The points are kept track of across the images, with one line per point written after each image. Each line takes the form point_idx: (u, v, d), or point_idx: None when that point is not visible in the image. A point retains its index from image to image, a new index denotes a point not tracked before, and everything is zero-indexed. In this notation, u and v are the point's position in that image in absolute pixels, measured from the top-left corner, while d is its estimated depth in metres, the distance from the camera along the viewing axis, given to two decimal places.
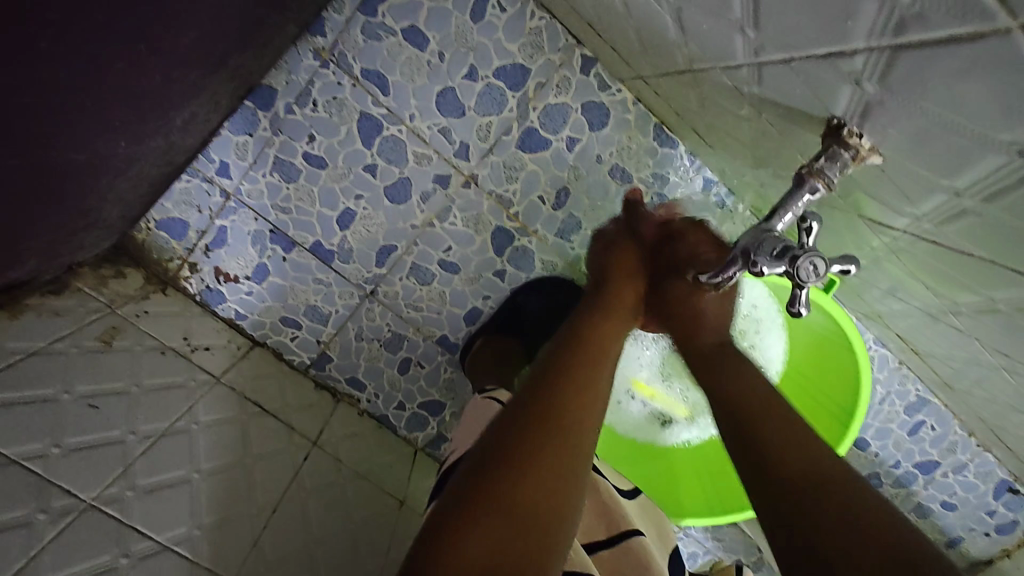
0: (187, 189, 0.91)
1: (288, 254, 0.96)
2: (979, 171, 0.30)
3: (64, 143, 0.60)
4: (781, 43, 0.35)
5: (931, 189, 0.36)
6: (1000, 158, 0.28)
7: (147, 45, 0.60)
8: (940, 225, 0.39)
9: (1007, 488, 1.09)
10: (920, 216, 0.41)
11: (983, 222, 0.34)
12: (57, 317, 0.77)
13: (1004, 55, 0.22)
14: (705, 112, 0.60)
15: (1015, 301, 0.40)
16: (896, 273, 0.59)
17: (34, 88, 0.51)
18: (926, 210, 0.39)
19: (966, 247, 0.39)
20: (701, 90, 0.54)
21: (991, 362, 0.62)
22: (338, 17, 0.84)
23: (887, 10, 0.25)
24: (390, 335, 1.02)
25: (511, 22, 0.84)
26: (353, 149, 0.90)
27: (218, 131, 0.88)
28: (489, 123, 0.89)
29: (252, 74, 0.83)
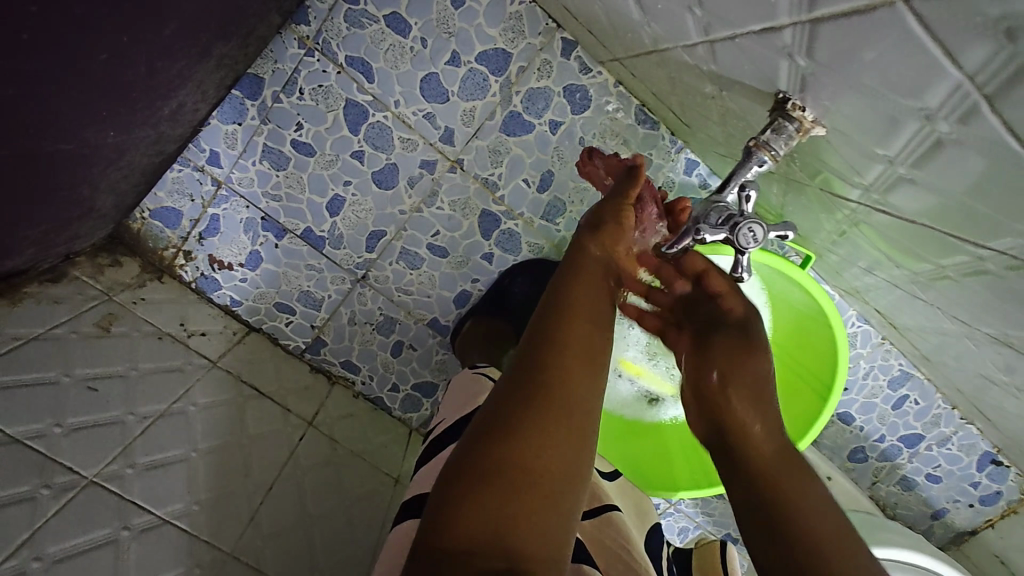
0: (179, 178, 0.93)
1: (279, 241, 0.98)
2: (903, 138, 0.33)
3: (52, 133, 0.62)
4: (724, 22, 0.37)
5: (871, 159, 0.38)
6: (916, 123, 0.31)
7: (130, 37, 0.62)
8: (885, 195, 0.41)
9: (991, 460, 1.11)
10: (868, 187, 0.42)
11: (918, 187, 0.36)
12: (56, 304, 0.80)
13: (895, 25, 0.26)
14: (677, 92, 0.62)
15: (960, 267, 0.42)
16: (862, 245, 0.61)
17: (19, 79, 0.53)
18: (871, 180, 0.41)
19: (911, 216, 0.40)
20: (669, 70, 0.56)
21: (957, 332, 0.64)
22: (321, 6, 0.85)
23: None
24: (382, 318, 1.04)
25: (491, 7, 0.85)
26: (340, 136, 0.92)
27: (207, 121, 0.90)
28: (474, 108, 0.90)
29: (238, 63, 0.85)
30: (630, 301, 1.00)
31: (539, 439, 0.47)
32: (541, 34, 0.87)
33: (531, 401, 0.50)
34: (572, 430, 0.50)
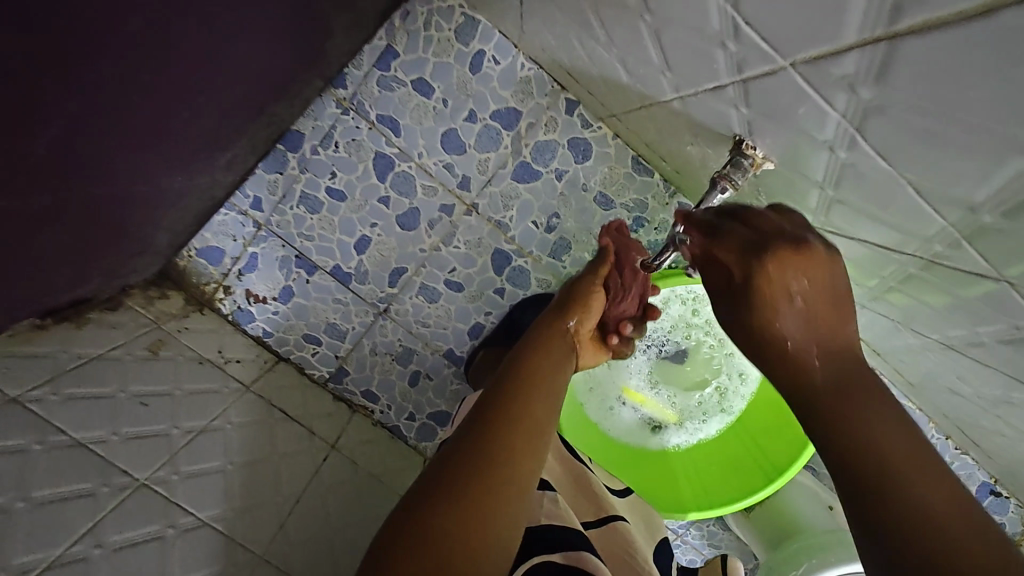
0: (224, 221, 1.05)
1: (310, 277, 1.08)
2: (834, 124, 0.45)
3: (133, 176, 0.74)
4: None
5: (819, 151, 0.50)
6: (847, 97, 0.41)
7: (203, 98, 0.75)
8: (837, 187, 0.52)
9: (990, 491, 1.14)
10: (824, 185, 0.54)
11: (856, 167, 0.47)
12: (113, 329, 0.89)
13: None
14: (665, 137, 0.74)
15: None
16: None
17: (118, 132, 0.65)
18: (822, 176, 0.53)
19: (857, 203, 0.51)
20: None
21: (924, 349, 0.71)
22: (357, 72, 0.98)
23: None
24: (401, 349, 1.12)
25: (504, 73, 0.98)
26: (369, 183, 1.03)
27: (253, 171, 1.02)
28: (488, 159, 1.02)
29: (283, 121, 0.97)
30: None
31: (495, 489, 0.53)
32: (547, 94, 1.00)
33: (486, 446, 0.56)
34: (520, 481, 0.55)
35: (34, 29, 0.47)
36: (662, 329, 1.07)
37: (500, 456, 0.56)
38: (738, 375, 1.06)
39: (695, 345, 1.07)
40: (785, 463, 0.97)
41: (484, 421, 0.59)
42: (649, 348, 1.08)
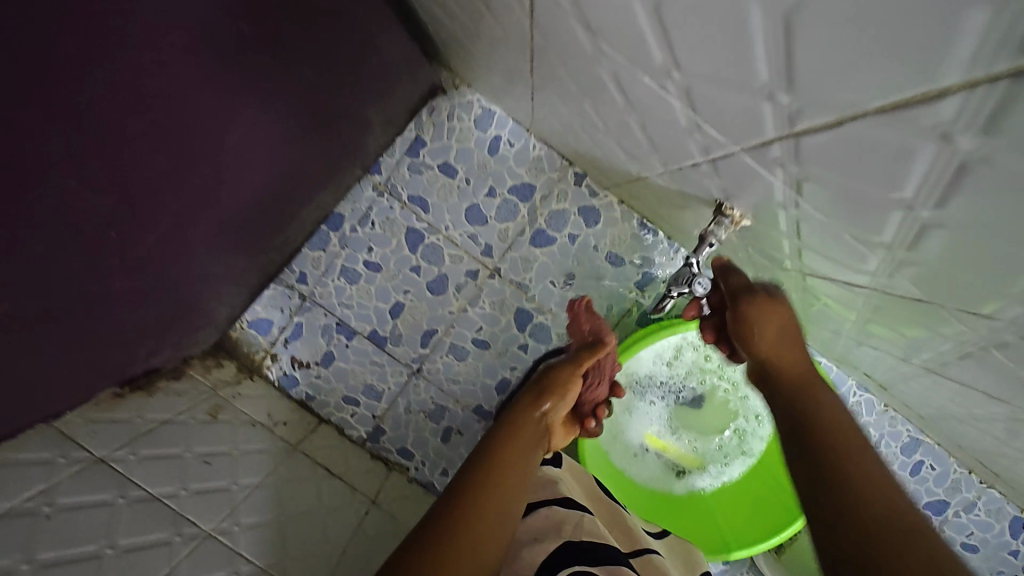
0: (273, 294, 1.17)
1: (350, 341, 1.18)
2: (785, 190, 0.54)
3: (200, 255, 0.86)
4: None
5: (776, 209, 0.59)
6: (781, 179, 0.52)
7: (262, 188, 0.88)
8: (800, 236, 0.60)
9: (1021, 524, 1.15)
10: (792, 236, 0.62)
11: (810, 220, 0.55)
12: (178, 396, 0.99)
13: None
14: (661, 204, 0.86)
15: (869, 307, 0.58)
16: (822, 310, 0.78)
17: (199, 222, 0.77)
18: (788, 228, 0.61)
19: (820, 249, 0.60)
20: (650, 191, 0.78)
21: (918, 377, 0.77)
22: (390, 160, 1.13)
23: None
24: (434, 406, 1.20)
25: (518, 153, 1.12)
26: (402, 254, 1.15)
27: (299, 249, 1.15)
28: (508, 227, 1.14)
29: (327, 205, 1.11)
30: (647, 378, 1.13)
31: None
32: (557, 172, 1.12)
33: (459, 532, 0.58)
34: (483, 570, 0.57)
35: (140, 142, 0.60)
36: (678, 374, 1.13)
37: (477, 526, 0.59)
38: (754, 418, 1.11)
39: (711, 389, 1.13)
40: None
41: (460, 502, 0.61)
42: (667, 393, 1.14)
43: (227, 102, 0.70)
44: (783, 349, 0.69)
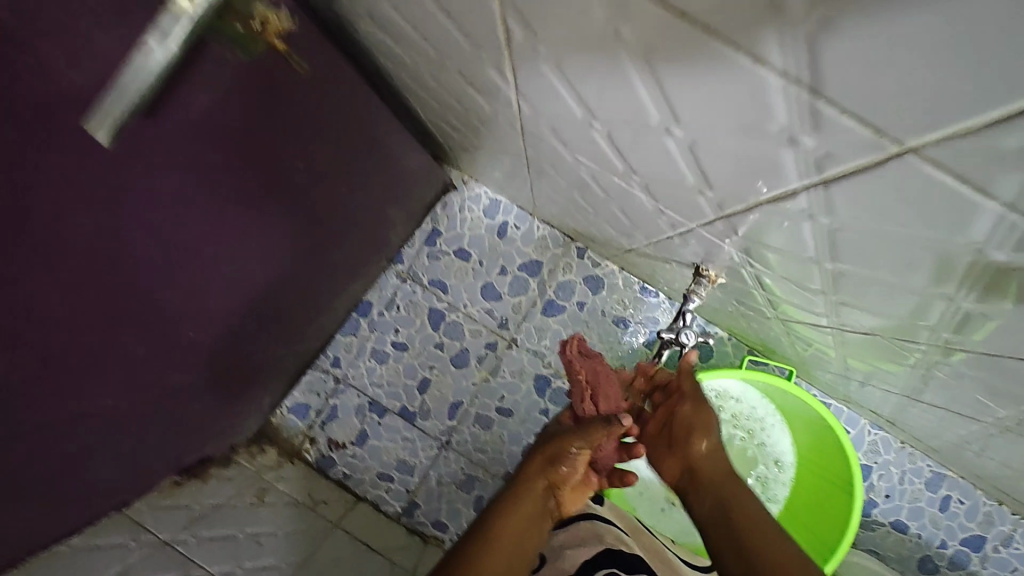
0: (310, 380, 1.27)
1: (382, 419, 1.26)
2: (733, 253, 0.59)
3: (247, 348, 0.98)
4: (652, 234, 0.70)
5: (734, 268, 0.63)
6: (733, 259, 0.61)
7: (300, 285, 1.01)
8: (759, 287, 0.63)
9: None
10: (752, 288, 0.65)
11: (762, 276, 0.59)
12: (228, 481, 1.07)
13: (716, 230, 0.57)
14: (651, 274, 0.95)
15: (843, 344, 0.66)
16: (813, 352, 0.85)
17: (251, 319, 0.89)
18: (747, 281, 0.64)
19: (781, 298, 0.63)
20: (642, 259, 0.88)
21: (913, 407, 0.83)
22: (411, 250, 1.26)
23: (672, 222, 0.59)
24: (464, 477, 1.25)
25: (525, 234, 1.24)
26: (426, 333, 1.26)
27: (333, 336, 1.26)
28: (521, 301, 1.24)
29: (357, 294, 1.23)
30: None
31: None
32: (562, 248, 1.24)
33: None
34: None
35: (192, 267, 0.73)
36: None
37: None
38: (774, 463, 1.16)
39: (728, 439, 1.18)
40: (836, 541, 1.01)
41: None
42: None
43: (270, 229, 0.83)
44: (712, 458, 0.81)
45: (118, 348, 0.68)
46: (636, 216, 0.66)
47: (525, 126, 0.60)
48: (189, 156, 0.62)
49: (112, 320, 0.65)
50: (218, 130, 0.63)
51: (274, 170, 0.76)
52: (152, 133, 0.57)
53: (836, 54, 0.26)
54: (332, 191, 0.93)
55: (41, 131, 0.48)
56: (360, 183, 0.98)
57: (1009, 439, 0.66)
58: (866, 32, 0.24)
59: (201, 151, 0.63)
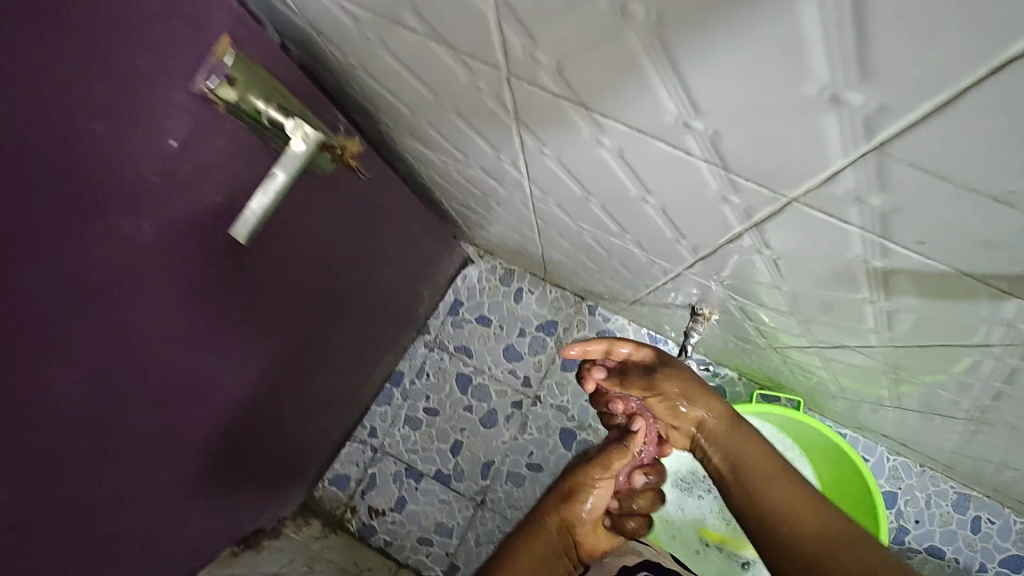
0: (349, 451, 1.34)
1: (418, 483, 1.32)
2: (716, 298, 0.70)
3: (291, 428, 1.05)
4: (650, 286, 0.81)
5: (722, 308, 0.74)
6: (718, 303, 0.71)
7: (340, 366, 1.10)
8: (745, 323, 0.74)
9: None
10: (742, 323, 0.75)
11: (744, 313, 0.70)
12: (280, 552, 1.15)
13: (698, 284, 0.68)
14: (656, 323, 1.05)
15: (829, 366, 0.75)
16: (812, 379, 0.93)
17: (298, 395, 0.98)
18: (734, 318, 0.75)
19: (764, 331, 0.73)
20: (646, 310, 0.99)
21: (913, 423, 0.89)
22: (436, 321, 1.38)
23: (664, 274, 0.70)
24: (501, 535, 1.29)
25: (539, 297, 1.36)
26: (455, 397, 1.34)
27: (369, 407, 1.36)
28: (541, 359, 1.34)
29: (389, 366, 1.34)
30: (691, 474, 1.15)
31: None
32: (573, 308, 1.34)
33: None
34: None
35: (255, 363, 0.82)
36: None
37: None
38: None
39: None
40: None
41: None
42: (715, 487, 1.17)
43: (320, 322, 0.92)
44: (718, 417, 0.74)
45: (191, 440, 0.76)
46: (633, 275, 0.77)
47: (534, 208, 0.71)
48: (258, 271, 0.71)
49: (193, 411, 0.73)
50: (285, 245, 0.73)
51: (329, 272, 0.85)
52: (243, 266, 0.67)
53: (727, 146, 0.32)
54: (377, 283, 1.02)
55: (155, 276, 0.56)
56: (391, 273, 1.06)
57: (993, 441, 0.72)
58: (738, 133, 0.31)
59: (265, 275, 0.73)
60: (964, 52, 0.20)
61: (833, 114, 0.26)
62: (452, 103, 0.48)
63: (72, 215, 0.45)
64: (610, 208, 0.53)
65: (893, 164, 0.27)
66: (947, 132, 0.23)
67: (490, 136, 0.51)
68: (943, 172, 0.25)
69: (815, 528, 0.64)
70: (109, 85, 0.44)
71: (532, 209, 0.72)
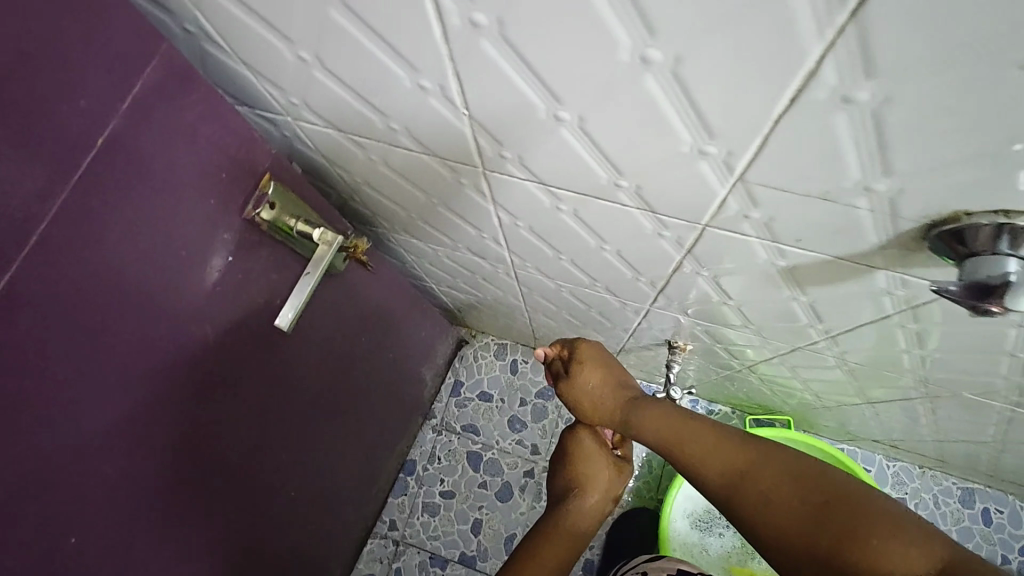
0: (371, 549, 1.34)
1: (444, 571, 1.31)
2: (686, 330, 0.80)
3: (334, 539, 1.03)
4: (630, 331, 0.91)
5: (694, 338, 0.84)
6: (690, 333, 0.81)
7: (374, 465, 1.10)
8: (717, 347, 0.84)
9: None
10: (714, 349, 0.85)
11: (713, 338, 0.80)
12: None
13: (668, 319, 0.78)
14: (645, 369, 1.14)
15: (798, 374, 0.84)
16: (793, 395, 1.01)
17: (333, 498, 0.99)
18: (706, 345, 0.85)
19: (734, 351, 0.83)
20: (633, 357, 1.08)
21: (890, 419, 0.97)
22: (440, 404, 1.44)
23: (637, 316, 0.81)
24: None
25: (534, 366, 1.44)
26: (469, 476, 1.38)
27: (386, 500, 1.37)
28: (545, 425, 1.39)
29: (402, 455, 1.38)
30: (707, 512, 1.15)
31: None
32: None
33: None
34: None
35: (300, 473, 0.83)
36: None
37: None
38: None
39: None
40: None
41: None
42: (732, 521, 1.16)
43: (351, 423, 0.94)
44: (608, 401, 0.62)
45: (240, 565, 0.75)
46: (613, 320, 0.86)
47: (516, 275, 0.82)
48: (299, 377, 0.73)
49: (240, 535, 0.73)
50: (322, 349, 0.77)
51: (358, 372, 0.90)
52: (285, 373, 0.71)
53: (650, 197, 0.42)
54: (394, 375, 1.06)
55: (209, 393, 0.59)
56: (405, 364, 1.10)
57: (956, 418, 0.80)
58: (654, 186, 0.40)
59: (306, 381, 0.75)
60: (763, 112, 0.30)
61: (704, 163, 0.35)
62: (442, 199, 0.60)
63: (143, 346, 0.50)
64: (581, 260, 0.63)
65: (755, 188, 0.36)
66: (778, 157, 0.32)
67: (473, 218, 0.62)
68: (789, 188, 0.35)
69: (719, 479, 0.51)
70: (178, 228, 0.50)
71: (513, 276, 0.83)
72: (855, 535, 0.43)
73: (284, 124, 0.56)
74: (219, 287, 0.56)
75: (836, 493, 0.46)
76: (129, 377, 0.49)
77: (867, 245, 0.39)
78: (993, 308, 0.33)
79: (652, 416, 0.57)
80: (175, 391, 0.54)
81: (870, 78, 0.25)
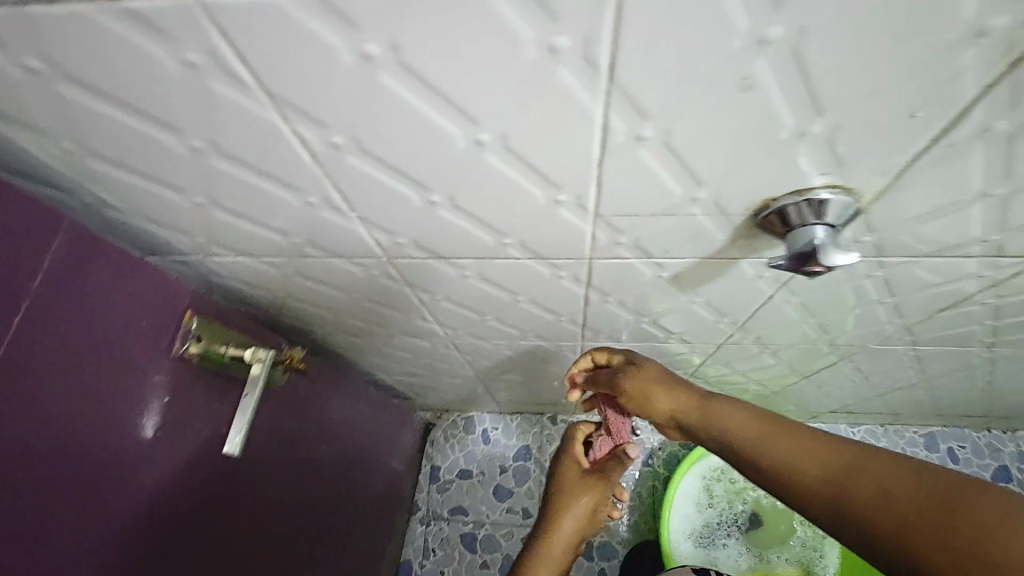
0: None
1: None
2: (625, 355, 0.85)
3: None
4: None
5: None
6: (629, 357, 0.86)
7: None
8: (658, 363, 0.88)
9: None
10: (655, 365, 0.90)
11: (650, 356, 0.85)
12: None
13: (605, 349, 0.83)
14: None
15: (735, 368, 0.90)
16: (744, 389, 1.06)
17: None
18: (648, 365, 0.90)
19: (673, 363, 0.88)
20: None
21: (834, 388, 1.04)
22: (422, 494, 1.41)
23: (577, 353, 0.85)
24: None
25: (504, 430, 1.45)
26: (467, 560, 1.33)
27: None
28: (530, 486, 1.38)
29: (395, 558, 1.32)
30: (706, 528, 1.10)
31: None
32: (538, 426, 1.43)
33: None
34: None
35: None
36: (728, 508, 1.12)
37: None
38: None
39: (767, 508, 1.13)
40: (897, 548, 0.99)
41: None
42: (732, 528, 1.11)
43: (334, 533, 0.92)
44: (675, 399, 0.55)
45: None
46: (558, 363, 0.90)
47: (456, 345, 0.85)
48: (266, 499, 0.73)
49: None
50: (284, 465, 0.77)
51: (327, 481, 0.89)
52: (251, 498, 0.70)
53: (535, 245, 0.47)
54: (367, 474, 1.05)
55: (173, 536, 0.58)
56: (375, 462, 1.09)
57: (881, 371, 0.87)
58: (533, 236, 0.45)
59: (274, 501, 0.75)
60: (581, 162, 0.36)
61: (562, 209, 0.41)
62: (362, 294, 0.63)
63: (87, 510, 0.49)
64: (505, 315, 0.68)
65: (610, 218, 0.42)
66: (613, 191, 0.39)
67: (397, 303, 0.66)
68: (636, 212, 0.41)
69: (806, 472, 0.43)
70: (107, 381, 0.51)
71: (453, 347, 0.86)
72: (961, 528, 0.34)
73: (195, 262, 0.59)
74: (162, 432, 0.56)
75: (953, 487, 0.36)
76: (77, 552, 0.48)
77: (719, 241, 0.45)
78: (818, 271, 0.39)
79: (730, 411, 0.50)
80: (130, 552, 0.53)
81: (644, 118, 0.31)
